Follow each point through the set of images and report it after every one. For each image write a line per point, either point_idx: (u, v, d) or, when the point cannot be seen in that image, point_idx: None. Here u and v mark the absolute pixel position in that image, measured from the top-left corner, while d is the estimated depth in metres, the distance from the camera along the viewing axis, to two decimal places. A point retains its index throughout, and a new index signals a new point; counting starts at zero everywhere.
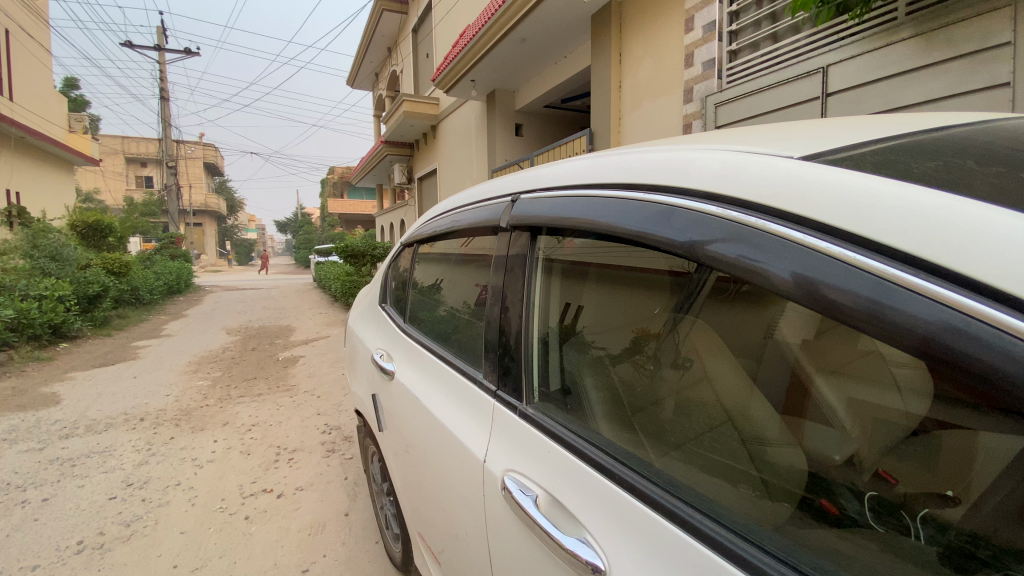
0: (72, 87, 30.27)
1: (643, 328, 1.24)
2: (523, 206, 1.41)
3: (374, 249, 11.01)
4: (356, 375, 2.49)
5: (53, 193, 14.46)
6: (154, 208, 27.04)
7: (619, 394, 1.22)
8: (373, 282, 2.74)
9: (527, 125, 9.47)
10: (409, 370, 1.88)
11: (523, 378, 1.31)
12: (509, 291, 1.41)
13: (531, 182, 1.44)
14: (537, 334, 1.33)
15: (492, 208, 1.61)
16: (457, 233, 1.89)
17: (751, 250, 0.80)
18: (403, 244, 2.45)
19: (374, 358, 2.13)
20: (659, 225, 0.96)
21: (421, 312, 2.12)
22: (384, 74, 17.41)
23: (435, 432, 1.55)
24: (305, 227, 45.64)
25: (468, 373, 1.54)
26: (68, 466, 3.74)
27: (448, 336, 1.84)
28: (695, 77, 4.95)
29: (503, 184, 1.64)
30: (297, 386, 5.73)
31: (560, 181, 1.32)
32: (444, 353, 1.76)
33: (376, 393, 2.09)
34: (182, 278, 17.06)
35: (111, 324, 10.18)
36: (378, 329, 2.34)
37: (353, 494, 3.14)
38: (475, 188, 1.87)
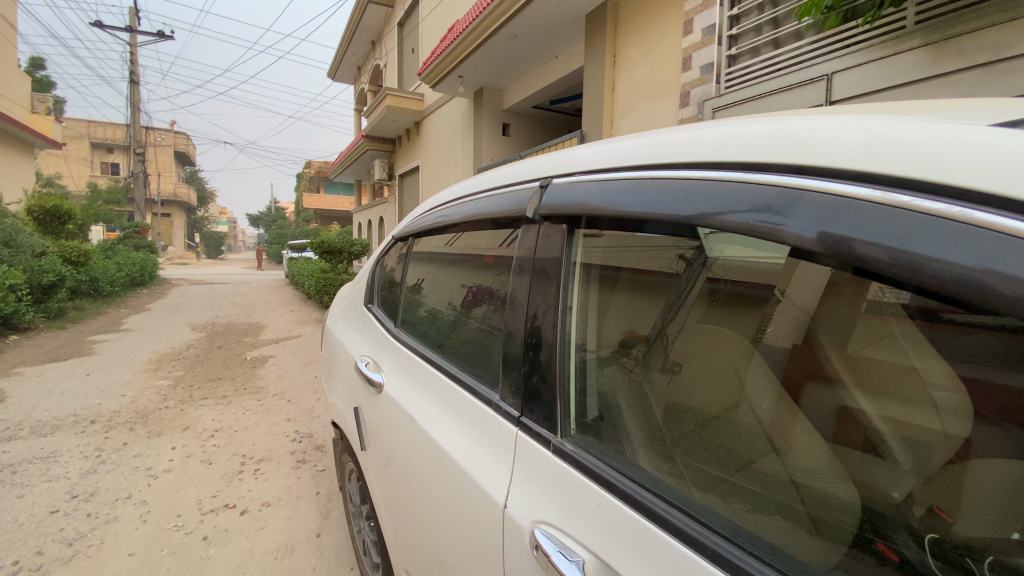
0: (36, 66, 28.78)
1: (631, 329, 1.11)
2: (551, 193, 1.21)
3: (351, 246, 10.65)
4: (334, 383, 2.26)
5: (11, 175, 13.62)
6: (120, 196, 25.88)
7: (648, 414, 1.04)
8: (358, 278, 2.49)
9: (513, 125, 9.28)
10: (401, 382, 1.65)
11: (557, 403, 1.09)
12: (535, 296, 1.20)
13: (559, 169, 1.24)
14: (559, 350, 1.12)
15: (515, 196, 1.35)
16: (451, 226, 1.70)
17: (769, 214, 0.77)
18: (392, 239, 2.23)
19: (358, 367, 1.89)
20: (672, 204, 0.91)
21: (410, 315, 1.89)
22: (366, 69, 17.03)
23: (436, 460, 1.33)
24: (279, 221, 44.49)
25: (477, 391, 1.34)
26: (6, 473, 3.35)
27: (444, 343, 1.64)
28: (692, 81, 4.82)
29: (523, 169, 1.41)
30: (266, 389, 5.39)
31: (594, 164, 1.14)
32: (443, 363, 1.56)
33: (358, 405, 1.85)
34: (146, 270, 16.26)
35: (66, 316, 9.53)
36: (364, 332, 2.10)
37: (325, 511, 2.87)
38: (476, 177, 1.68)
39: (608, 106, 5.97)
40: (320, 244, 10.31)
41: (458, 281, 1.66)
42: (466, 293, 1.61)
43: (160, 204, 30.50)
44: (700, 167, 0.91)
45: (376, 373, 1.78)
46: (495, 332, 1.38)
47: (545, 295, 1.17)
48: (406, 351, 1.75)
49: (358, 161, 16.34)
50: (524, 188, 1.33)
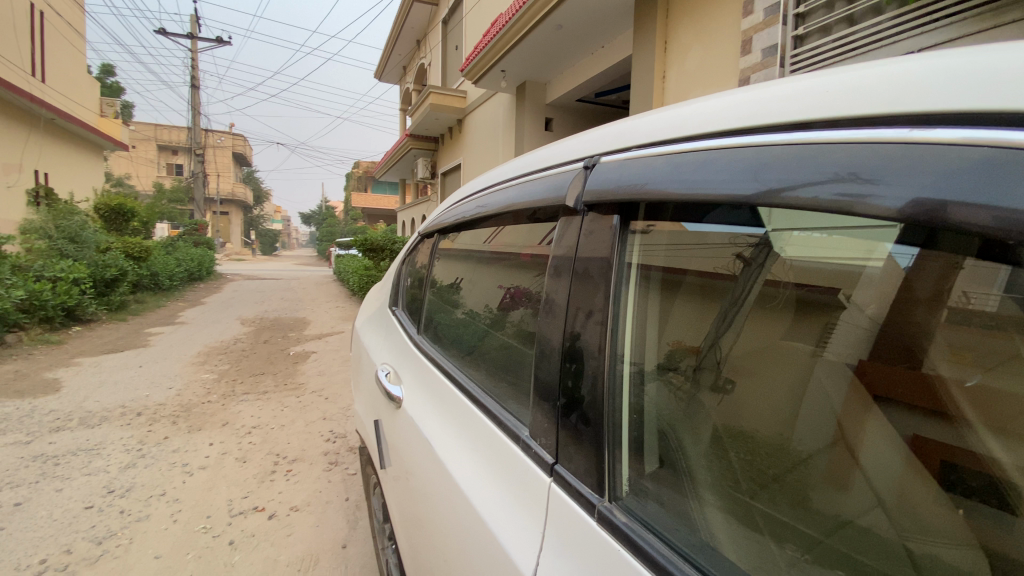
0: (108, 73, 30.75)
1: (680, 339, 0.91)
2: (597, 175, 0.99)
3: (393, 243, 10.68)
4: (359, 388, 2.12)
5: (82, 175, 14.51)
6: (182, 195, 27.28)
7: (712, 458, 0.83)
8: (386, 278, 2.35)
9: (557, 120, 9.02)
10: (422, 399, 1.48)
11: (602, 445, 0.87)
12: (576, 303, 0.98)
13: (606, 146, 1.03)
14: (604, 377, 0.89)
15: (558, 179, 1.13)
16: (485, 220, 1.51)
17: (854, 183, 0.60)
18: (421, 234, 2.07)
19: (378, 378, 1.73)
20: (731, 181, 0.73)
21: (438, 319, 1.72)
22: (411, 68, 17.18)
23: (460, 501, 1.14)
24: (329, 219, 45.91)
25: (504, 419, 1.15)
26: (52, 464, 3.42)
27: (472, 356, 1.46)
28: (752, 66, 4.45)
29: (568, 147, 1.18)
30: (305, 386, 5.38)
31: (643, 136, 0.94)
32: (469, 380, 1.38)
33: (378, 419, 1.69)
34: (203, 265, 17.00)
35: (128, 309, 10.02)
36: (389, 338, 1.95)
37: (354, 520, 2.75)
38: (512, 162, 1.47)
39: (658, 95, 5.64)
40: (363, 241, 10.40)
41: (495, 281, 1.46)
42: (502, 295, 1.41)
43: (219, 203, 31.99)
44: (743, 134, 0.76)
45: (395, 385, 1.62)
46: (529, 347, 1.18)
47: (585, 303, 0.96)
48: (428, 363, 1.58)
49: (403, 159, 16.47)
50: (568, 171, 1.10)
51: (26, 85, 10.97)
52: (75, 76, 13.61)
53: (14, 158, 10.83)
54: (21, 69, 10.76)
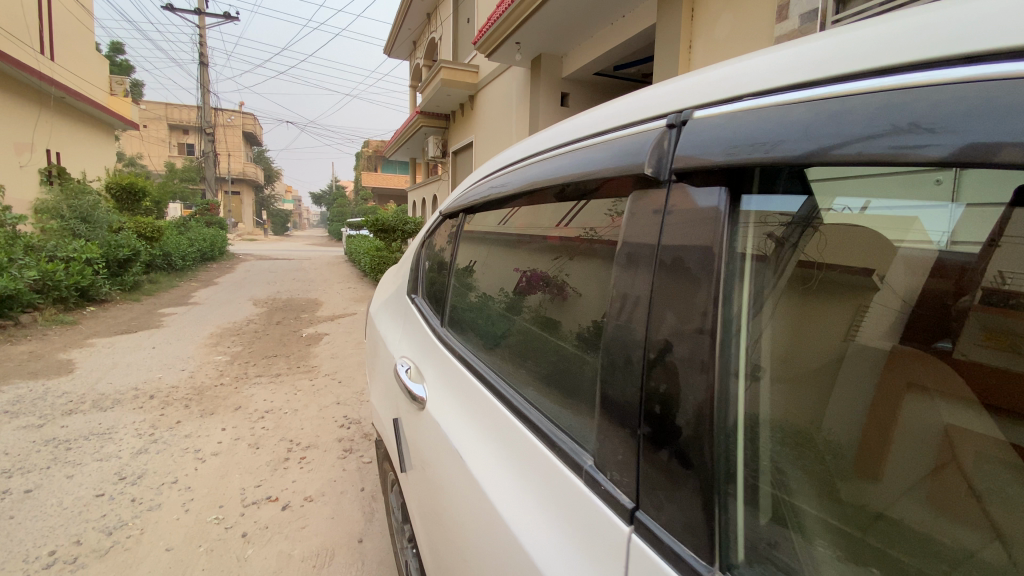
0: (117, 52, 30.55)
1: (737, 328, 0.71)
2: (689, 137, 0.77)
3: (405, 224, 10.48)
4: (375, 379, 1.98)
5: (94, 154, 14.43)
6: (194, 175, 27.21)
7: (811, 482, 0.69)
8: (404, 262, 2.19)
9: (573, 94, 8.69)
10: (445, 398, 1.32)
11: (708, 494, 0.68)
12: (661, 304, 0.78)
13: (665, 106, 0.88)
14: (702, 404, 0.70)
15: (625, 145, 0.91)
16: (510, 198, 1.34)
17: (912, 133, 0.54)
18: (442, 214, 1.90)
19: (398, 373, 1.58)
20: (772, 141, 0.66)
21: (462, 306, 1.56)
22: (422, 42, 16.74)
23: (498, 527, 0.98)
24: (339, 200, 45.72)
25: (544, 427, 0.99)
26: (63, 449, 3.37)
27: (503, 350, 1.30)
28: (788, 34, 4.14)
29: (622, 107, 1.01)
30: (318, 369, 5.30)
31: (684, 98, 0.84)
32: (499, 376, 1.22)
33: (398, 417, 1.55)
34: (215, 244, 17.01)
35: (141, 289, 9.99)
36: (407, 328, 1.80)
37: (370, 511, 2.66)
38: (553, 129, 1.28)
39: (683, 66, 5.33)
40: (374, 221, 10.21)
41: (510, 263, 1.38)
42: (518, 277, 1.34)
43: (231, 183, 31.93)
44: (805, 88, 0.67)
45: (415, 383, 1.48)
46: (582, 347, 1.01)
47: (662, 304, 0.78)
48: (451, 357, 1.42)
49: (413, 137, 16.17)
50: (642, 133, 0.88)
51: (36, 63, 10.82)
52: (84, 53, 13.43)
53: (26, 137, 10.75)
54: (30, 47, 10.60)
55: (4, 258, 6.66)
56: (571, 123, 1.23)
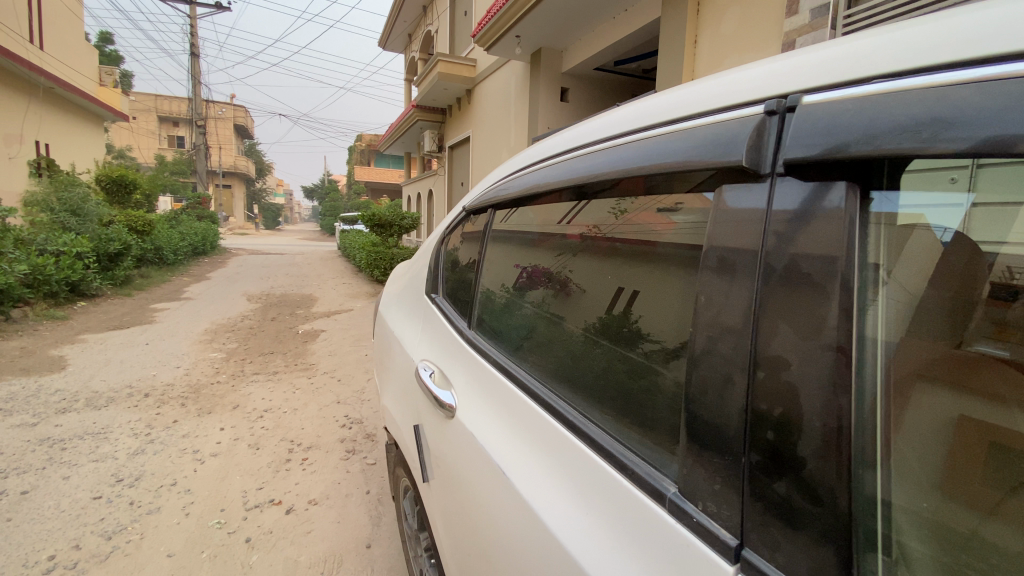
0: (106, 42, 30.00)
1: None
2: (801, 124, 0.65)
3: (402, 219, 10.31)
4: (390, 383, 1.90)
5: (83, 146, 14.14)
6: (184, 168, 26.81)
7: (920, 508, 0.59)
8: (419, 258, 2.12)
9: (573, 89, 8.61)
10: (476, 404, 1.26)
11: (845, 535, 0.57)
12: (774, 316, 0.66)
13: (736, 96, 0.79)
14: (830, 427, 0.59)
15: (705, 135, 0.79)
16: (546, 192, 1.25)
17: (926, 129, 0.54)
18: (464, 210, 1.84)
19: (422, 378, 1.51)
20: (783, 144, 0.67)
21: (491, 307, 1.50)
22: (418, 35, 16.55)
23: (549, 552, 0.89)
24: (332, 194, 45.33)
25: (593, 436, 0.93)
26: (57, 449, 3.26)
27: (541, 353, 1.23)
28: (797, 28, 4.07)
29: (705, 88, 0.88)
30: (316, 367, 5.20)
31: (739, 91, 0.79)
32: (537, 381, 1.16)
33: (424, 425, 1.46)
34: (207, 239, 16.77)
35: (132, 284, 9.81)
36: (427, 328, 1.74)
37: (376, 515, 2.59)
38: (607, 116, 1.16)
39: (688, 61, 5.27)
40: (371, 216, 10.07)
41: (512, 262, 1.47)
42: (517, 274, 1.44)
43: (222, 176, 31.53)
44: (898, 77, 0.60)
45: (440, 388, 1.42)
46: (647, 360, 0.91)
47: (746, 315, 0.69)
48: (480, 359, 1.36)
49: (409, 132, 16.02)
50: (731, 121, 0.76)
51: (24, 51, 10.54)
52: (74, 42, 13.13)
53: (14, 128, 10.50)
54: (19, 35, 10.33)
55: None
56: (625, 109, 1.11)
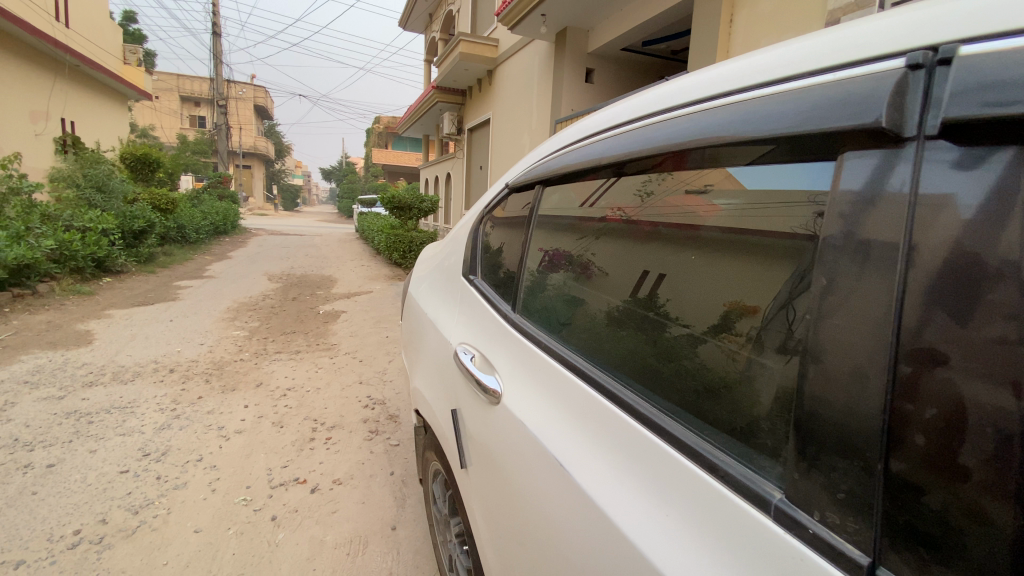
0: (129, 20, 30.22)
1: (738, 299, 0.90)
2: (960, 76, 0.56)
3: (420, 202, 10.17)
4: (422, 365, 1.86)
5: (108, 124, 14.30)
6: (206, 147, 27.07)
7: None
8: (453, 238, 2.08)
9: (598, 70, 8.39)
10: (524, 390, 1.22)
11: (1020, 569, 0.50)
12: (931, 303, 0.56)
13: (814, 62, 0.77)
14: (996, 434, 0.52)
15: (791, 101, 0.76)
16: (607, 163, 1.21)
17: (1002, 89, 0.53)
18: (506, 188, 1.78)
19: (461, 362, 1.47)
20: (844, 114, 0.67)
21: (539, 291, 1.46)
22: (439, 15, 16.29)
23: (623, 555, 0.83)
24: (350, 176, 45.39)
25: (669, 429, 0.88)
26: (85, 423, 3.31)
27: (595, 340, 1.19)
28: (843, 6, 3.84)
29: (813, 46, 0.80)
30: (338, 347, 5.21)
31: (803, 62, 0.80)
32: (594, 367, 1.12)
33: (465, 410, 1.42)
34: (229, 218, 16.97)
35: (157, 261, 9.97)
36: (464, 311, 1.70)
37: (401, 497, 2.57)
38: (684, 82, 1.08)
39: (723, 40, 5.07)
40: (390, 198, 10.02)
41: (534, 244, 1.54)
42: (544, 255, 1.50)
43: (243, 156, 31.79)
44: None
45: (483, 372, 1.38)
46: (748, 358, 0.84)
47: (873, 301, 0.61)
48: (528, 343, 1.32)
49: (428, 114, 15.88)
50: (826, 84, 0.72)
51: (51, 29, 10.66)
52: (100, 21, 13.24)
53: (42, 105, 10.66)
54: (45, 12, 10.39)
55: (22, 227, 6.61)
56: (705, 75, 1.04)
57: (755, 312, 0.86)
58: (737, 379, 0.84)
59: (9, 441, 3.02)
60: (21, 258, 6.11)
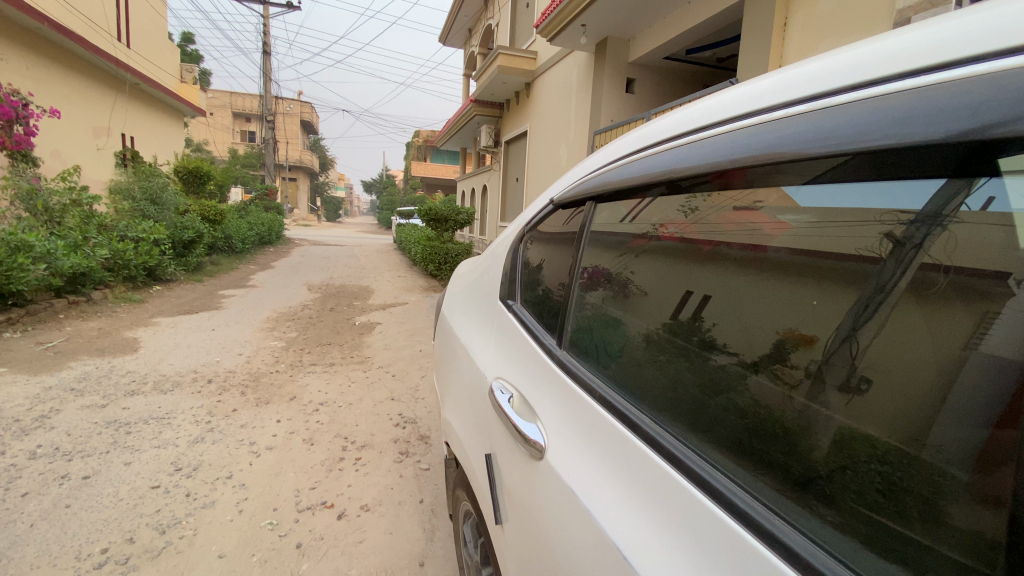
0: (188, 42, 32.02)
1: (792, 327, 0.84)
2: None
3: (456, 214, 10.15)
4: (454, 398, 1.73)
5: (164, 139, 15.04)
6: (255, 161, 28.19)
7: None
8: (491, 258, 1.94)
9: (639, 80, 8.20)
10: (571, 448, 1.09)
11: None
12: None
13: (909, 61, 0.73)
14: None
15: (896, 106, 0.70)
16: (656, 178, 1.14)
17: None
18: (551, 203, 1.62)
19: (499, 402, 1.35)
20: (940, 125, 0.64)
21: (588, 324, 1.31)
22: (478, 29, 16.45)
23: None
24: (390, 189, 46.31)
25: (770, 528, 0.73)
26: (123, 433, 3.33)
27: (657, 387, 1.06)
28: (913, 4, 3.55)
29: (914, 47, 0.74)
30: (372, 360, 5.14)
31: (884, 64, 0.77)
32: (656, 425, 0.99)
33: (505, 459, 1.29)
34: (273, 229, 17.51)
35: (204, 271, 10.31)
36: (500, 342, 1.56)
37: (430, 529, 2.43)
38: (759, 91, 0.99)
39: (776, 46, 4.83)
40: (426, 210, 10.05)
41: (569, 264, 1.45)
42: (584, 273, 1.39)
43: (289, 169, 32.99)
44: None
45: (523, 419, 1.25)
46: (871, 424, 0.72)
47: (971, 323, 0.65)
48: (576, 389, 1.18)
49: (466, 127, 16.00)
50: (936, 85, 0.67)
51: (113, 49, 11.31)
52: (159, 42, 14.00)
53: (104, 121, 11.28)
54: (107, 34, 11.03)
55: (80, 236, 6.89)
56: (774, 83, 0.97)
57: (812, 343, 0.81)
58: (794, 428, 0.79)
59: (49, 451, 3.05)
60: (76, 266, 6.33)
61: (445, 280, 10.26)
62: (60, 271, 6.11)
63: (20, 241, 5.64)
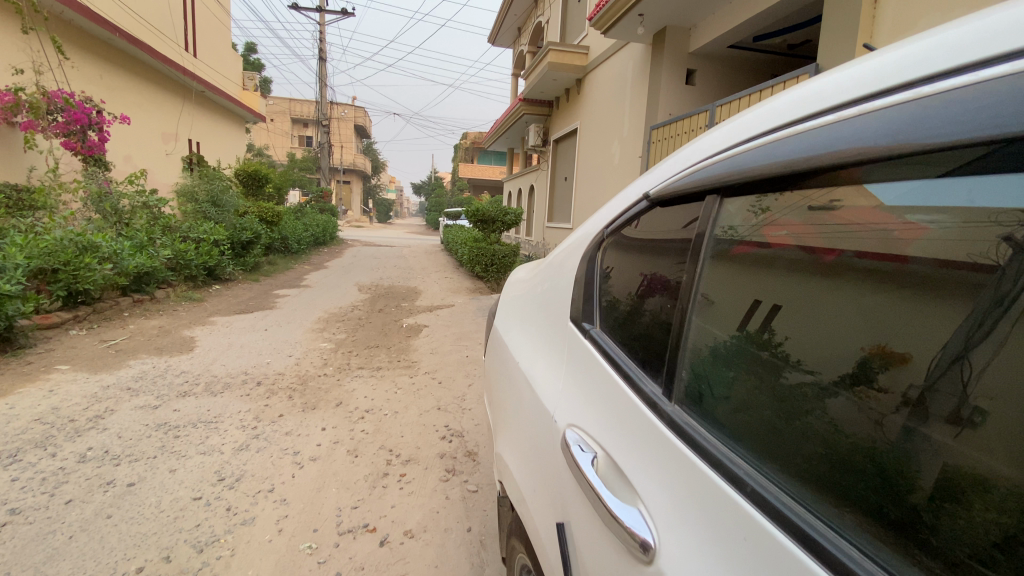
0: (251, 51, 33.67)
1: (879, 342, 0.73)
2: None
3: (505, 214, 9.94)
4: (507, 432, 1.50)
5: (228, 144, 15.71)
6: (311, 164, 29.17)
7: None
8: (555, 267, 1.61)
9: (700, 71, 7.71)
10: (685, 542, 0.80)
11: None
12: None
13: (975, 50, 0.63)
14: None
15: (977, 93, 0.60)
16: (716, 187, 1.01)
17: None
18: (644, 200, 1.27)
19: (575, 452, 1.09)
20: None
21: (711, 364, 0.97)
22: (527, 28, 16.25)
23: None
24: (438, 191, 46.84)
25: None
26: (172, 436, 3.29)
27: (775, 439, 0.82)
28: None
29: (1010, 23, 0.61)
30: (418, 365, 4.99)
31: (955, 50, 0.66)
32: (792, 499, 0.75)
33: (577, 521, 1.05)
34: (327, 230, 17.97)
35: (261, 271, 10.59)
36: (574, 380, 1.25)
37: (478, 564, 2.19)
38: (830, 79, 0.85)
39: (866, 25, 4.35)
40: (474, 211, 9.89)
41: (638, 270, 1.26)
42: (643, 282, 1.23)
43: (342, 171, 33.95)
44: None
45: (615, 497, 0.96)
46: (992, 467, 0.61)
47: None
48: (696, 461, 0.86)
49: (514, 127, 15.82)
50: None
51: (180, 58, 11.85)
52: (223, 50, 14.60)
53: (172, 128, 11.85)
54: (175, 44, 11.60)
55: (145, 237, 7.16)
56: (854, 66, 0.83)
57: (905, 361, 0.70)
58: (891, 464, 0.69)
59: (100, 453, 3.04)
60: (141, 266, 6.55)
61: (493, 282, 10.06)
62: (125, 271, 6.33)
63: (88, 241, 5.85)
